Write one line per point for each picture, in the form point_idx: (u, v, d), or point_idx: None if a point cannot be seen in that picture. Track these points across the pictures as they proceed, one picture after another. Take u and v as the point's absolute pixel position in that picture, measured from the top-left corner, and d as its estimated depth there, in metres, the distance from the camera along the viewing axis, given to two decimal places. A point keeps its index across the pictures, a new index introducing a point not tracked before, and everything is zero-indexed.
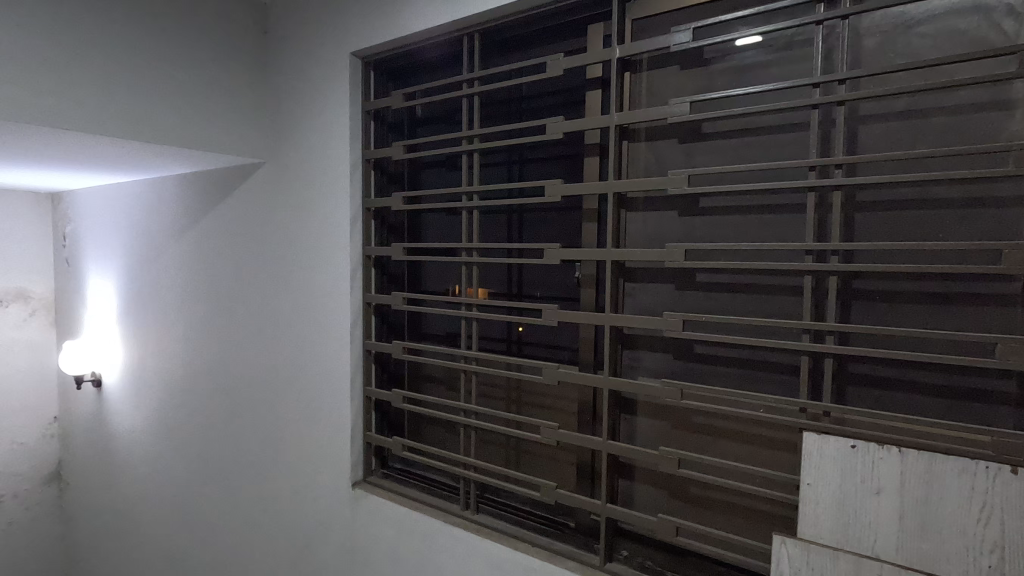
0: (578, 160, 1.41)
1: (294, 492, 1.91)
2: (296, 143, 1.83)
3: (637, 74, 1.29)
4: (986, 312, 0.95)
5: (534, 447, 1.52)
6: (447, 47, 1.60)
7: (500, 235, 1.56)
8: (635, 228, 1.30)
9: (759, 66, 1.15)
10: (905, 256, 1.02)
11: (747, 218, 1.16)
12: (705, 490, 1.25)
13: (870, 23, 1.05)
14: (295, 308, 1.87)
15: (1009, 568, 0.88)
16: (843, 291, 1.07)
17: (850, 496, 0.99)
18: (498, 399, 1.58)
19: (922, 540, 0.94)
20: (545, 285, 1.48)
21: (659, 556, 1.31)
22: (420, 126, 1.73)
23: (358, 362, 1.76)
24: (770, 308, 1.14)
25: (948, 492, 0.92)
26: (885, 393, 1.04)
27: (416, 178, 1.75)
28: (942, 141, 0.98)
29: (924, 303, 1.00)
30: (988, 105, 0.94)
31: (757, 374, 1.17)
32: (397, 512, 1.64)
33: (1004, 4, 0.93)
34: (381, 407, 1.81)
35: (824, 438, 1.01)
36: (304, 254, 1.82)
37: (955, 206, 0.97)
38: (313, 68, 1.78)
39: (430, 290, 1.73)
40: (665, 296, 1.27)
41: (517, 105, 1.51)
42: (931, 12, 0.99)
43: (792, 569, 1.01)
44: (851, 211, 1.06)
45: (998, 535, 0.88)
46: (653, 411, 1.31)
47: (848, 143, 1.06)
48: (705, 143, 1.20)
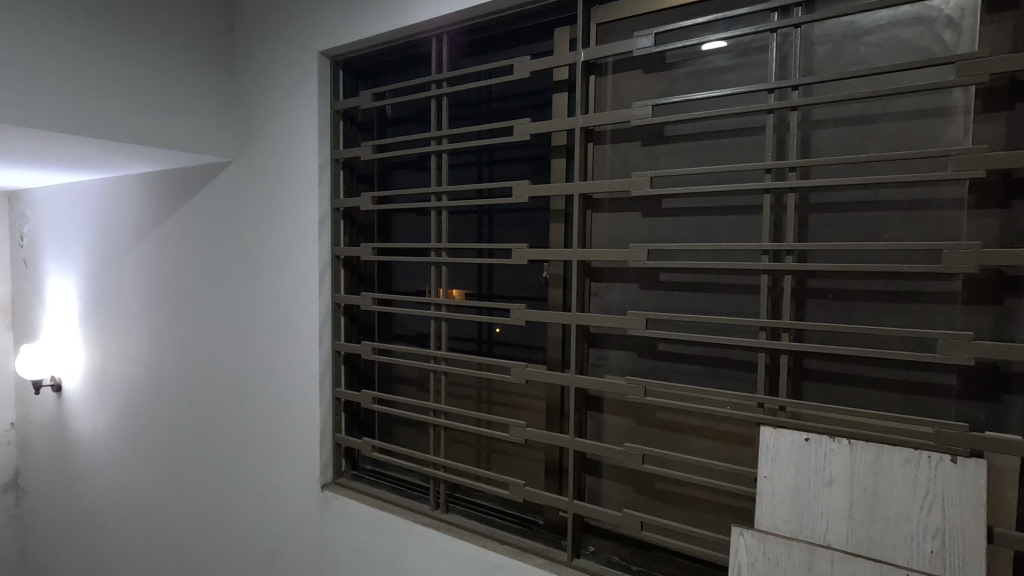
0: (545, 162, 1.43)
1: (262, 497, 1.89)
2: (264, 143, 1.81)
3: (602, 77, 1.32)
4: (929, 309, 1.00)
5: (503, 447, 1.54)
6: (416, 48, 1.60)
7: (469, 235, 1.57)
8: (600, 228, 1.32)
9: (719, 71, 1.19)
10: (856, 256, 1.06)
11: (708, 219, 1.19)
12: (668, 484, 1.28)
13: (822, 31, 1.09)
14: (262, 311, 1.85)
15: (951, 553, 0.91)
16: (798, 289, 1.11)
17: (804, 487, 1.03)
18: (468, 399, 1.59)
19: (870, 528, 0.97)
20: (514, 284, 1.49)
21: (625, 551, 1.33)
22: (390, 126, 1.73)
23: (327, 362, 1.75)
24: (729, 307, 1.18)
25: (894, 481, 0.96)
26: (837, 388, 1.08)
27: (386, 178, 1.75)
28: (888, 146, 1.03)
29: (873, 301, 1.04)
30: (930, 112, 0.99)
31: (718, 371, 1.20)
32: (367, 513, 1.64)
33: (943, 16, 0.98)
34: (351, 409, 1.80)
35: (780, 431, 1.05)
36: (272, 254, 1.81)
37: (900, 208, 1.01)
38: (281, 66, 1.76)
39: (401, 291, 1.73)
40: (630, 295, 1.29)
41: (486, 106, 1.52)
42: (878, 22, 1.03)
43: (749, 559, 1.03)
44: (805, 213, 1.10)
45: (940, 521, 0.92)
46: (619, 408, 1.33)
47: (802, 147, 1.10)
48: (668, 146, 1.23)
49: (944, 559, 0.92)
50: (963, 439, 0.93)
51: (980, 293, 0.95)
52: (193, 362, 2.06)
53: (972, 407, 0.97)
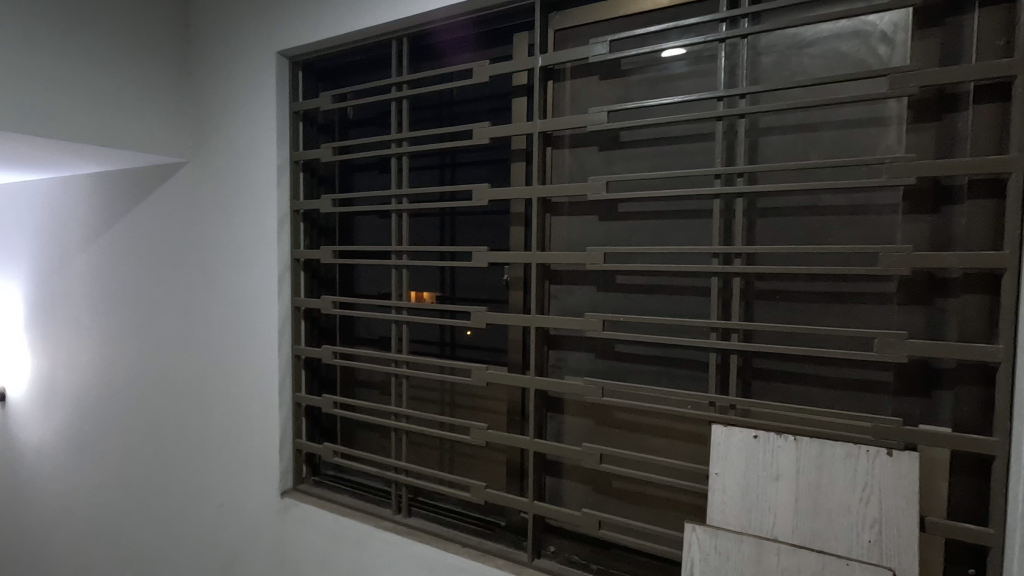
0: (505, 165, 1.44)
1: (220, 506, 1.84)
2: (220, 144, 1.77)
3: (560, 82, 1.34)
4: (868, 309, 1.05)
5: (465, 449, 1.54)
6: (376, 50, 1.60)
7: (431, 238, 1.57)
8: (559, 232, 1.34)
9: (673, 79, 1.22)
10: (800, 258, 1.10)
11: (661, 223, 1.22)
12: (626, 483, 1.30)
13: (767, 42, 1.13)
14: (220, 314, 1.80)
15: (887, 543, 0.96)
16: (747, 291, 1.14)
17: (753, 483, 1.06)
18: (431, 402, 1.58)
19: (814, 520, 1.01)
20: (475, 287, 1.50)
21: (585, 550, 1.35)
22: (351, 127, 1.72)
23: (287, 367, 1.72)
24: (683, 308, 1.21)
25: (836, 475, 1.00)
26: (783, 386, 1.12)
27: (347, 181, 1.73)
28: (829, 153, 1.07)
29: (817, 302, 1.08)
30: (867, 121, 1.04)
31: (672, 370, 1.23)
32: (327, 520, 1.62)
33: (879, 30, 1.03)
34: (312, 414, 1.78)
35: (729, 429, 1.09)
36: (229, 257, 1.77)
37: (841, 213, 1.06)
38: (239, 66, 1.73)
39: (363, 294, 1.72)
40: (588, 297, 1.31)
41: (448, 109, 1.52)
42: (820, 34, 1.08)
43: (701, 554, 1.06)
44: (752, 217, 1.13)
45: (877, 512, 0.97)
46: (578, 408, 1.35)
47: (750, 153, 1.14)
48: (624, 151, 1.26)
49: (880, 548, 0.96)
50: (898, 433, 0.98)
51: (914, 294, 1.00)
52: (146, 368, 2.00)
53: (907, 403, 1.02)
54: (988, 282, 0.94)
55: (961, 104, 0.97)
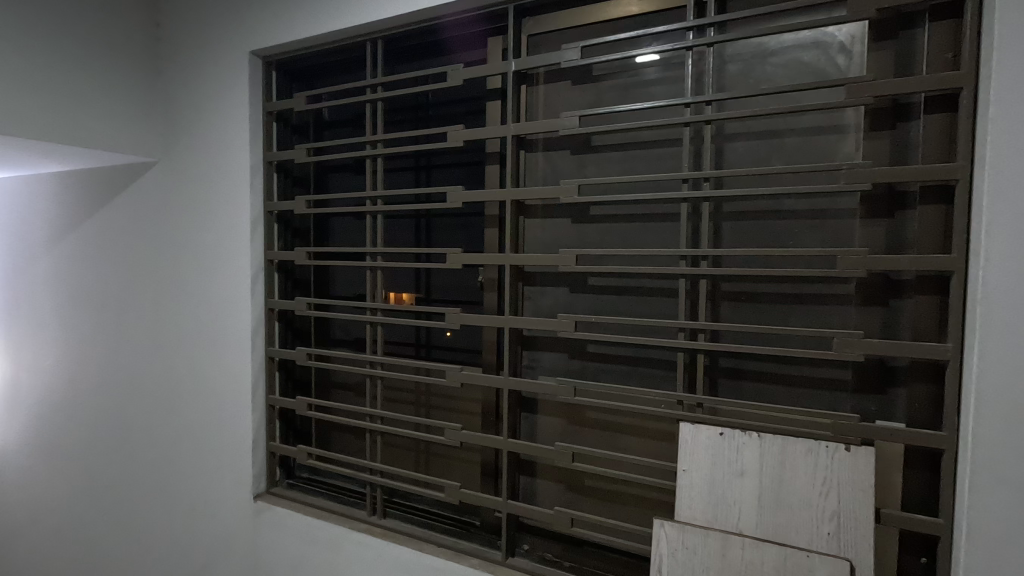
0: (479, 168, 1.45)
1: (191, 510, 1.82)
2: (192, 144, 1.75)
3: (533, 87, 1.36)
4: (828, 309, 1.09)
5: (440, 450, 1.54)
6: (351, 52, 1.59)
7: (406, 240, 1.58)
8: (532, 234, 1.36)
9: (642, 85, 1.25)
10: (764, 261, 1.14)
11: (632, 226, 1.25)
12: (598, 481, 1.32)
13: (733, 50, 1.16)
14: (192, 316, 1.78)
15: (845, 535, 0.99)
16: (714, 292, 1.18)
17: (719, 479, 1.09)
18: (406, 403, 1.59)
19: (777, 515, 1.04)
20: (450, 288, 1.51)
21: (558, 548, 1.37)
22: (326, 128, 1.71)
23: (260, 369, 1.71)
24: (652, 309, 1.24)
25: (797, 470, 1.03)
26: (748, 384, 1.16)
27: (322, 182, 1.72)
28: (791, 159, 1.11)
29: (781, 303, 1.12)
30: (828, 129, 1.08)
31: (642, 370, 1.26)
32: (301, 522, 1.61)
33: (837, 41, 1.07)
34: (287, 416, 1.77)
35: (697, 427, 1.12)
36: (201, 258, 1.75)
37: (803, 217, 1.10)
38: (211, 65, 1.71)
39: (338, 295, 1.71)
40: (560, 298, 1.33)
41: (423, 111, 1.53)
42: (782, 44, 1.11)
43: (669, 549, 1.08)
44: (719, 221, 1.17)
45: (835, 505, 1.00)
46: (551, 408, 1.37)
47: (716, 159, 1.17)
48: (596, 155, 1.28)
49: (838, 539, 0.99)
50: (854, 428, 1.02)
51: (870, 296, 1.05)
52: (115, 371, 1.96)
53: (865, 400, 1.06)
54: (938, 284, 0.99)
55: (912, 114, 1.01)
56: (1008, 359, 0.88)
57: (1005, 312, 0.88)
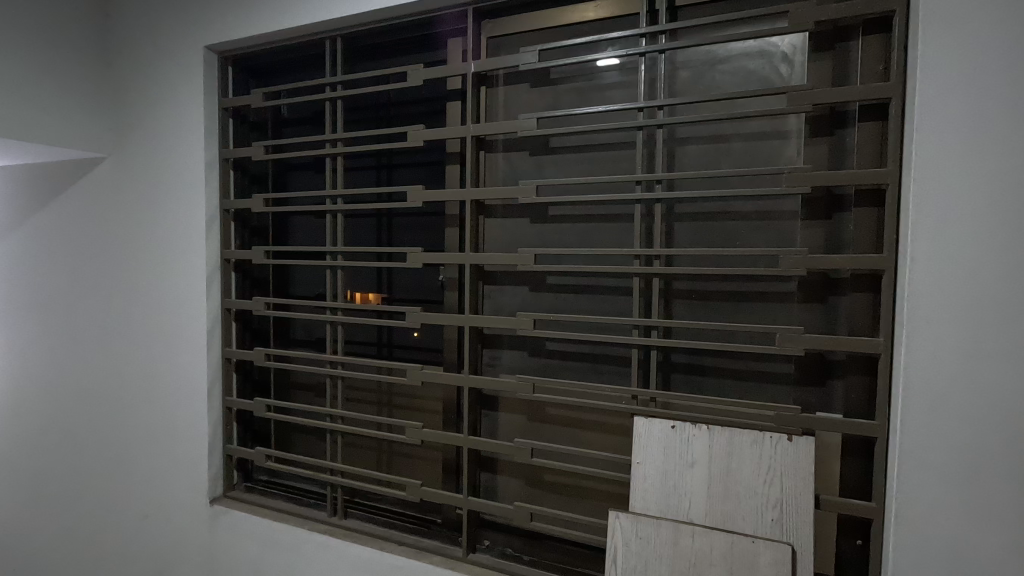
0: (440, 168, 1.46)
1: (144, 515, 1.77)
2: (143, 139, 1.70)
3: (492, 88, 1.38)
4: (772, 307, 1.14)
5: (401, 449, 1.54)
6: (310, 49, 1.58)
7: (367, 238, 1.57)
8: (493, 233, 1.38)
9: (599, 88, 1.28)
10: (714, 260, 1.18)
11: (589, 226, 1.28)
12: (556, 476, 1.35)
13: (684, 57, 1.21)
14: (144, 317, 1.73)
15: (787, 520, 1.04)
16: (667, 290, 1.22)
17: (672, 470, 1.13)
18: (367, 403, 1.58)
19: (725, 503, 1.08)
20: (411, 287, 1.51)
21: (518, 543, 1.40)
22: (285, 125, 1.69)
23: (216, 371, 1.68)
24: (607, 307, 1.27)
25: (743, 460, 1.08)
26: (700, 379, 1.21)
27: (281, 180, 1.70)
28: (739, 162, 1.16)
29: (729, 300, 1.17)
30: (773, 134, 1.13)
31: (599, 366, 1.29)
32: (259, 525, 1.58)
33: (780, 51, 1.12)
34: (245, 418, 1.74)
35: (650, 421, 1.15)
36: (154, 257, 1.70)
37: (750, 219, 1.15)
38: (165, 58, 1.66)
39: (298, 295, 1.69)
40: (519, 297, 1.36)
41: (384, 111, 1.53)
42: (730, 52, 1.16)
43: (624, 540, 1.12)
44: (671, 222, 1.21)
45: (778, 492, 1.05)
46: (512, 405, 1.39)
47: (669, 162, 1.21)
48: (554, 157, 1.31)
49: (781, 525, 1.04)
50: (796, 420, 1.07)
51: (811, 293, 1.10)
52: (62, 374, 1.89)
53: (806, 392, 1.12)
54: (871, 282, 1.05)
55: (848, 121, 1.07)
56: (932, 351, 0.95)
57: (929, 307, 0.95)
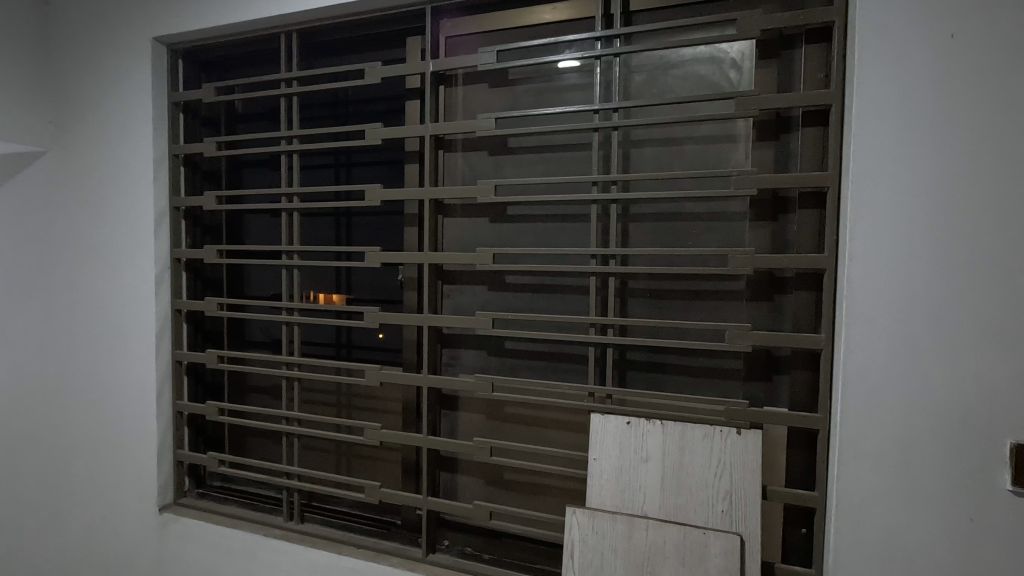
0: (399, 167, 1.45)
1: (88, 527, 1.69)
2: (86, 133, 1.63)
3: (451, 88, 1.37)
4: (723, 305, 1.18)
5: (360, 451, 1.53)
6: (265, 44, 1.55)
7: (324, 237, 1.55)
8: (452, 233, 1.38)
9: (556, 90, 1.30)
10: (668, 260, 1.21)
11: (547, 226, 1.29)
12: (516, 474, 1.36)
13: (638, 61, 1.23)
14: (88, 319, 1.66)
15: (736, 511, 1.07)
16: (622, 289, 1.24)
17: (627, 466, 1.15)
18: (325, 405, 1.55)
19: (677, 497, 1.11)
20: (370, 287, 1.49)
21: (478, 542, 1.40)
22: (239, 121, 1.65)
23: (166, 374, 1.62)
24: (565, 306, 1.29)
25: (695, 454, 1.11)
26: (655, 376, 1.24)
27: (235, 177, 1.66)
28: (691, 165, 1.19)
29: (682, 299, 1.20)
30: (722, 138, 1.17)
31: (558, 365, 1.31)
32: (211, 532, 1.54)
33: (729, 58, 1.16)
34: (197, 422, 1.69)
35: (606, 417, 1.18)
36: (98, 257, 1.63)
37: (701, 219, 1.18)
38: (110, 49, 1.60)
39: (253, 295, 1.65)
40: (478, 297, 1.36)
41: (341, 108, 1.51)
42: (682, 57, 1.19)
43: (580, 535, 1.14)
44: (626, 222, 1.24)
45: (728, 485, 1.08)
46: (471, 404, 1.39)
47: (624, 163, 1.24)
48: (512, 157, 1.32)
49: (731, 516, 1.08)
50: (744, 413, 1.11)
51: (758, 291, 1.14)
52: None
53: (754, 386, 1.16)
54: (814, 281, 1.10)
55: (792, 126, 1.12)
56: (869, 346, 1.00)
57: (866, 304, 0.99)
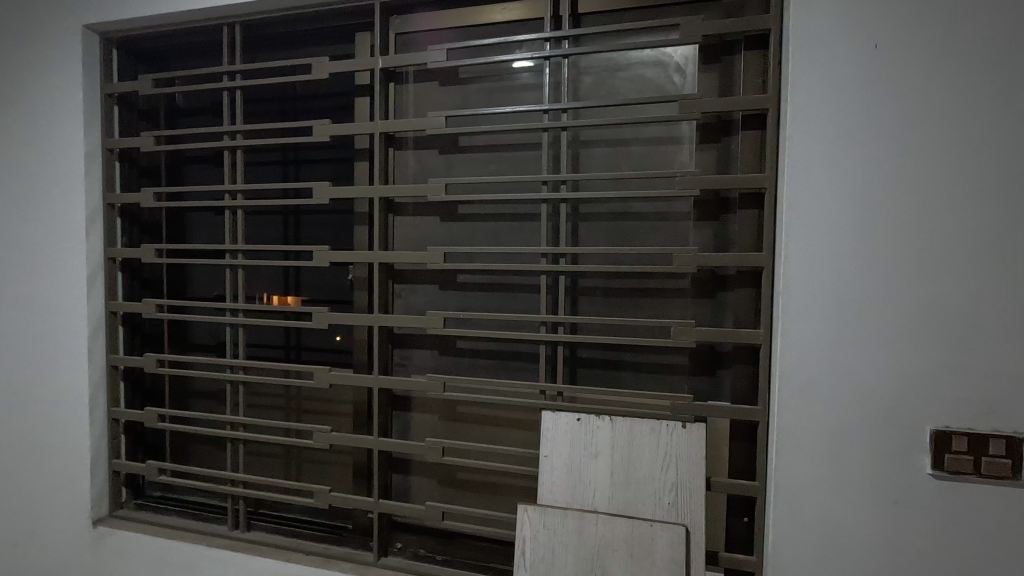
0: (348, 164, 1.43)
1: (14, 544, 1.59)
2: (9, 123, 1.53)
3: (401, 85, 1.36)
4: (669, 302, 1.21)
5: (310, 455, 1.49)
6: (207, 35, 1.49)
7: (271, 236, 1.50)
8: (403, 231, 1.36)
9: (507, 89, 1.30)
10: (617, 258, 1.24)
11: (499, 225, 1.30)
12: (468, 473, 1.36)
13: (587, 63, 1.25)
14: (13, 321, 1.55)
15: (682, 503, 1.10)
16: (572, 287, 1.26)
17: (577, 461, 1.16)
18: (273, 409, 1.51)
19: (626, 491, 1.13)
20: (319, 287, 1.46)
21: (431, 543, 1.39)
22: (180, 115, 1.58)
23: (100, 380, 1.54)
24: (517, 305, 1.29)
25: (643, 448, 1.14)
26: (605, 372, 1.26)
27: (176, 173, 1.59)
28: (638, 165, 1.22)
29: (630, 296, 1.23)
30: (668, 139, 1.20)
31: (509, 363, 1.31)
32: (150, 544, 1.47)
33: (673, 62, 1.19)
34: (135, 430, 1.61)
35: (557, 414, 1.19)
36: (24, 257, 1.53)
37: (648, 219, 1.21)
38: (35, 35, 1.51)
39: (195, 296, 1.59)
40: (430, 296, 1.35)
41: (288, 104, 1.47)
42: (629, 60, 1.22)
43: (532, 532, 1.14)
44: (576, 222, 1.25)
45: (674, 478, 1.11)
46: (423, 404, 1.38)
47: (574, 163, 1.25)
48: (463, 156, 1.32)
49: (677, 508, 1.10)
50: (689, 407, 1.14)
51: (702, 289, 1.18)
52: None
53: (699, 381, 1.20)
54: (754, 278, 1.14)
55: (732, 129, 1.16)
56: (803, 341, 1.04)
57: (801, 299, 1.04)
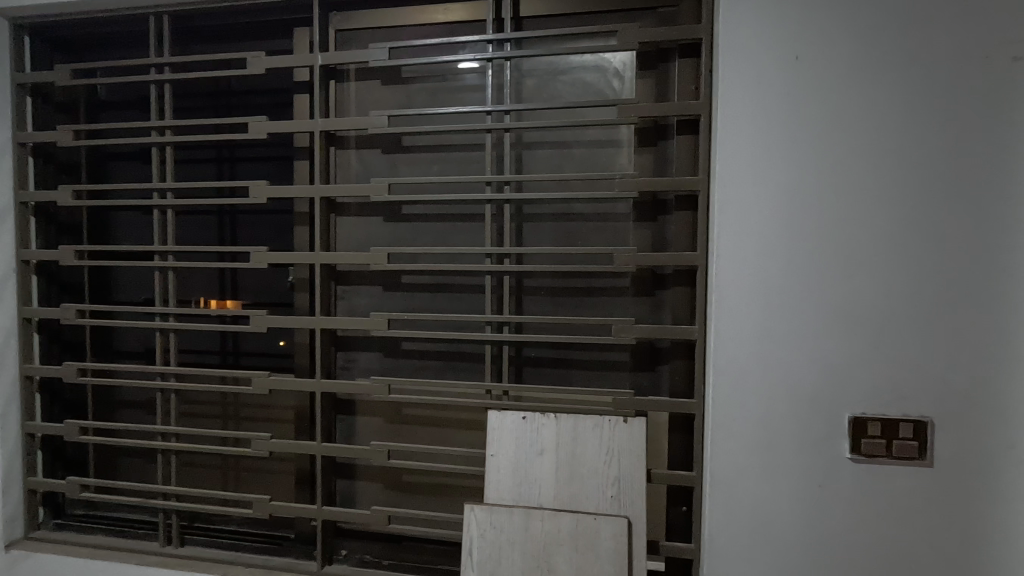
0: (287, 163, 1.39)
1: None
2: None
3: (342, 83, 1.33)
4: (611, 301, 1.24)
5: (249, 463, 1.43)
6: (132, 25, 1.41)
7: (205, 236, 1.44)
8: (345, 232, 1.33)
9: (451, 90, 1.30)
10: (561, 258, 1.26)
11: (444, 225, 1.29)
12: (414, 475, 1.35)
13: (529, 65, 1.27)
14: None
15: (624, 496, 1.13)
16: (517, 287, 1.27)
17: (523, 459, 1.18)
18: (209, 417, 1.45)
19: (570, 486, 1.15)
20: (258, 289, 1.41)
21: (377, 548, 1.37)
22: (102, 109, 1.49)
23: (12, 392, 1.43)
24: (462, 306, 1.30)
25: (587, 443, 1.16)
26: (550, 370, 1.28)
27: (99, 170, 1.50)
28: (580, 167, 1.25)
29: (573, 296, 1.26)
30: (608, 142, 1.23)
31: (456, 363, 1.31)
32: (72, 566, 1.38)
33: (612, 67, 1.23)
34: (53, 444, 1.50)
35: (502, 413, 1.20)
36: None
37: (590, 219, 1.24)
38: None
39: (122, 300, 1.50)
40: (373, 297, 1.33)
41: (222, 99, 1.41)
42: (570, 64, 1.25)
43: (479, 531, 1.15)
44: (521, 222, 1.27)
45: (617, 471, 1.14)
46: (368, 407, 1.36)
47: (517, 165, 1.27)
48: (407, 155, 1.31)
49: (619, 500, 1.13)
50: (630, 402, 1.18)
51: (642, 287, 1.23)
52: None
53: (640, 376, 1.25)
54: (689, 277, 1.19)
55: (668, 134, 1.21)
56: (735, 336, 1.09)
57: (733, 296, 1.09)
